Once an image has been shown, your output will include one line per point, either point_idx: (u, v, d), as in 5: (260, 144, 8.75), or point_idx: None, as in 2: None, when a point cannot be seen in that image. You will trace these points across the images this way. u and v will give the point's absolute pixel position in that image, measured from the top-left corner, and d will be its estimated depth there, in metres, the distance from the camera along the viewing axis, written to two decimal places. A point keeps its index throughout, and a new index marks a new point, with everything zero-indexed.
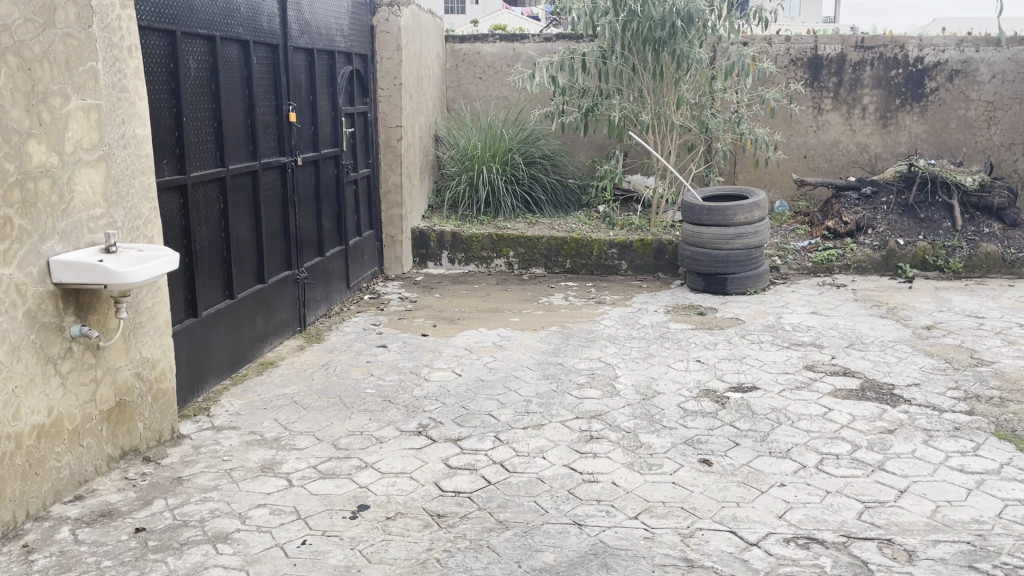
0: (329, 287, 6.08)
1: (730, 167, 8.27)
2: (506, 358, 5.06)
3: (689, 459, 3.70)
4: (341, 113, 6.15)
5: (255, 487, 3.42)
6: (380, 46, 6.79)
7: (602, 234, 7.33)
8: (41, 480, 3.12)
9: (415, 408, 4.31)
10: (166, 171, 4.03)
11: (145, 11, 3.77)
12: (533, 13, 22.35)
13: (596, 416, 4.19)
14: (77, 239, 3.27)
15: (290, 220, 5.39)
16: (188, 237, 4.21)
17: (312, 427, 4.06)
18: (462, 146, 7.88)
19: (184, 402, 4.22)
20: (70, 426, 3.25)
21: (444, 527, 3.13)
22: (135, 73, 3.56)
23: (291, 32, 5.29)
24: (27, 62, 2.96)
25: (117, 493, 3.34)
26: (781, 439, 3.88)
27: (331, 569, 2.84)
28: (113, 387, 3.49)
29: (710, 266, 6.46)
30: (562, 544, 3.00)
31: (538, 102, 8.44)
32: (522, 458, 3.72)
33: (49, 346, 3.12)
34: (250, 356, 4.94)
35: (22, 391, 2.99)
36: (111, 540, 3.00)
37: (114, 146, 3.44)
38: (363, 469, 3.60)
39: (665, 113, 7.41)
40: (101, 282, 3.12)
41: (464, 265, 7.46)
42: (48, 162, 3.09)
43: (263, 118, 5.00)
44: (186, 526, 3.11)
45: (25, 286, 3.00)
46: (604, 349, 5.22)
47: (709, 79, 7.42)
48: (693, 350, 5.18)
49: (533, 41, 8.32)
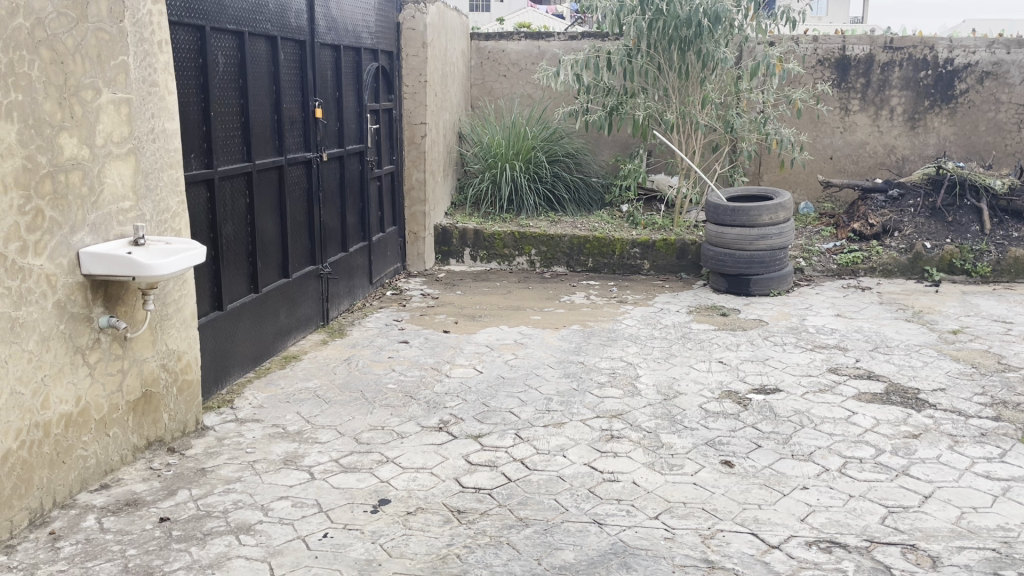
0: (352, 283, 6.12)
1: (755, 167, 8.19)
2: (527, 356, 5.06)
3: (710, 460, 3.68)
4: (366, 110, 6.18)
5: (278, 480, 3.45)
6: (406, 43, 6.81)
7: (624, 233, 7.31)
8: (68, 468, 3.17)
9: (436, 404, 4.32)
10: (195, 165, 4.07)
11: (176, 7, 3.82)
12: (558, 13, 22.10)
13: (617, 415, 4.18)
14: (106, 231, 3.30)
15: (315, 214, 5.42)
16: (214, 230, 4.25)
17: (335, 421, 4.09)
18: (486, 143, 7.89)
19: (209, 394, 4.27)
20: (97, 416, 3.30)
21: (464, 522, 3.14)
22: (165, 67, 3.58)
23: (319, 29, 5.32)
24: (60, 56, 3.01)
25: (142, 482, 3.38)
26: (804, 442, 3.86)
27: (352, 562, 2.86)
28: (140, 378, 3.53)
29: (733, 267, 6.41)
30: (583, 542, 3.00)
31: (561, 101, 8.42)
32: (543, 456, 3.72)
33: (78, 336, 3.17)
34: (274, 349, 4.99)
35: (52, 381, 3.04)
36: (135, 529, 3.04)
37: (143, 139, 3.48)
38: (384, 464, 3.62)
39: (690, 113, 7.36)
40: (130, 274, 3.16)
41: (487, 262, 7.48)
42: (79, 155, 3.14)
43: (289, 113, 5.04)
44: (210, 517, 3.14)
45: (56, 277, 3.05)
46: (626, 349, 5.20)
47: (734, 79, 7.38)
48: (715, 351, 5.15)
49: (558, 40, 8.31)
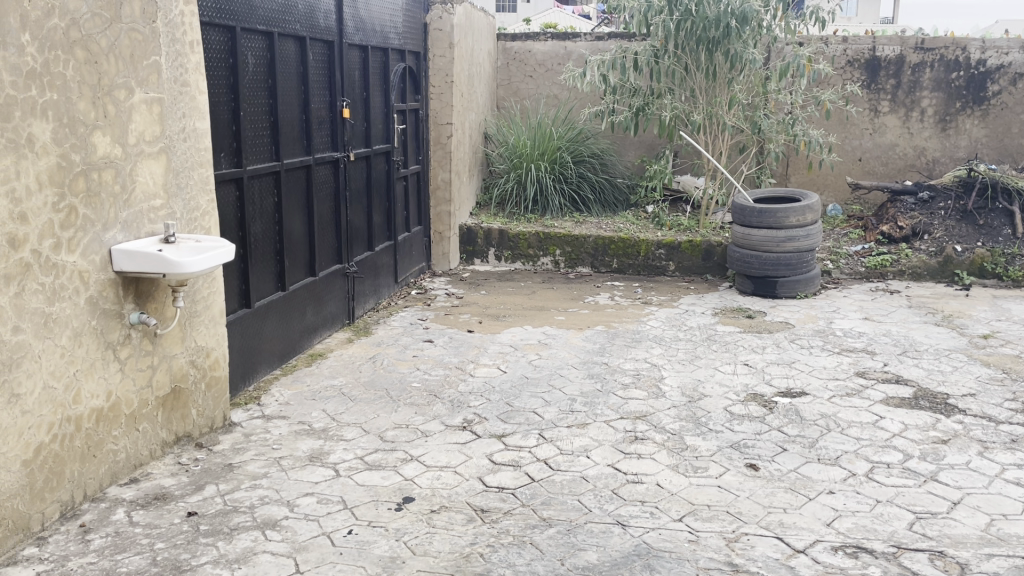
0: (377, 281, 6.15)
1: (783, 169, 8.12)
2: (551, 357, 5.06)
3: (735, 463, 3.66)
4: (393, 110, 6.21)
5: (303, 476, 3.48)
6: (433, 44, 6.84)
7: (649, 234, 7.29)
8: (99, 462, 3.22)
9: (460, 403, 4.34)
10: (225, 164, 4.12)
11: (207, 8, 3.86)
12: (585, 14, 22.06)
13: (641, 416, 4.17)
14: (137, 228, 3.35)
15: (342, 213, 5.46)
16: (243, 229, 4.30)
17: (360, 418, 4.12)
18: (512, 144, 7.91)
19: (236, 391, 4.32)
20: (127, 411, 3.35)
21: (488, 522, 3.15)
22: (196, 68, 3.63)
23: (347, 30, 5.36)
24: (94, 56, 3.06)
25: (170, 477, 3.43)
26: (830, 446, 3.83)
27: (377, 559, 2.88)
28: (169, 373, 3.58)
29: (759, 269, 6.37)
30: (606, 543, 3.00)
31: (587, 101, 8.40)
32: (567, 456, 3.72)
33: (109, 332, 3.22)
34: (301, 347, 5.03)
35: (83, 375, 3.09)
36: (164, 523, 3.08)
37: (175, 138, 3.53)
38: (409, 462, 3.64)
39: (717, 113, 7.32)
40: (160, 271, 3.20)
41: (511, 262, 7.49)
42: (112, 153, 3.19)
43: (317, 113, 5.08)
44: (237, 512, 3.17)
45: (88, 274, 3.09)
46: (650, 350, 5.18)
47: (762, 79, 7.33)
48: (741, 354, 5.11)
49: (584, 40, 8.30)
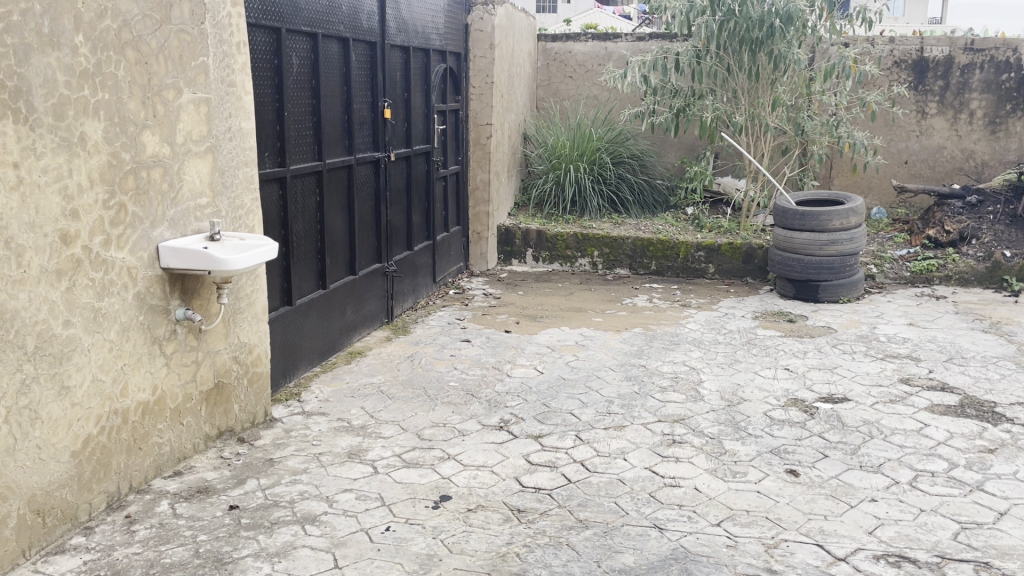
0: (416, 281, 6.19)
1: (826, 171, 8.01)
2: (588, 358, 5.05)
3: (775, 469, 3.61)
4: (433, 111, 6.25)
5: (343, 472, 3.52)
6: (474, 45, 6.86)
7: (689, 236, 7.23)
8: (144, 454, 3.29)
9: (497, 402, 4.35)
10: (269, 164, 4.18)
11: (254, 9, 3.93)
12: (626, 14, 21.97)
13: (679, 420, 4.14)
14: (184, 226, 3.42)
15: (382, 213, 5.51)
16: (286, 228, 4.36)
17: (397, 416, 4.15)
18: (551, 144, 7.90)
19: (277, 387, 4.38)
20: (172, 405, 3.41)
21: (524, 522, 3.16)
22: (243, 68, 3.69)
23: (390, 31, 5.40)
24: (144, 57, 3.13)
25: (213, 470, 3.49)
26: (873, 453, 3.76)
27: (414, 556, 2.90)
28: (213, 369, 3.64)
29: (801, 273, 6.29)
30: (643, 546, 2.99)
31: (628, 102, 8.36)
32: (604, 458, 3.71)
33: (156, 328, 3.29)
34: (340, 345, 5.09)
35: (131, 369, 3.16)
36: (206, 515, 3.13)
37: (221, 138, 3.59)
38: (446, 461, 3.66)
39: (759, 114, 7.24)
40: (206, 269, 3.26)
41: (549, 263, 7.49)
42: (161, 152, 3.25)
43: (359, 113, 5.13)
44: (277, 506, 3.22)
45: (137, 270, 3.16)
46: (689, 353, 5.14)
47: (806, 80, 7.23)
48: (781, 358, 5.05)
49: (625, 40, 8.26)
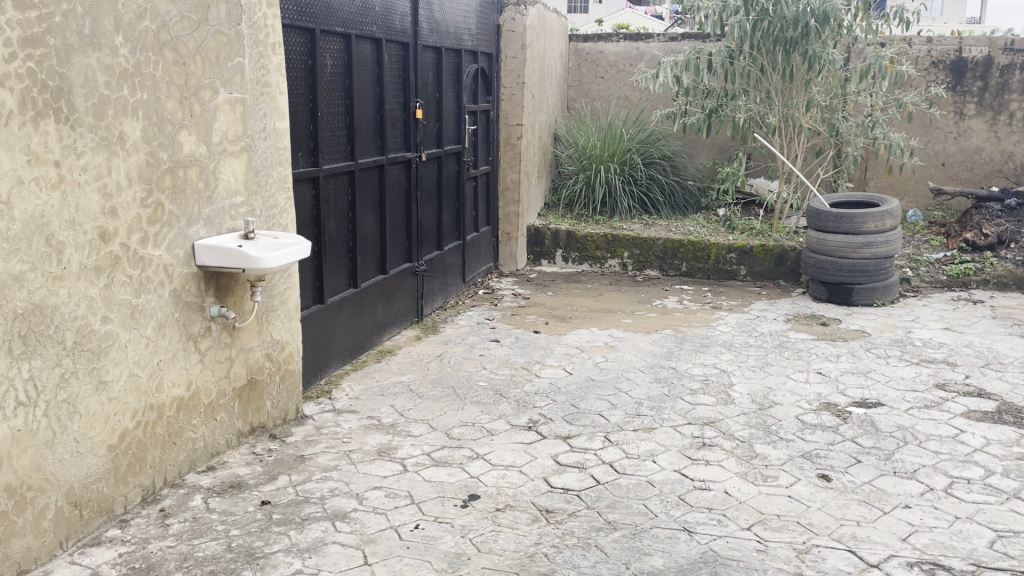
0: (446, 280, 6.22)
1: (861, 173, 7.91)
2: (618, 359, 5.04)
3: (807, 473, 3.58)
4: (465, 111, 6.26)
5: (372, 470, 3.55)
6: (506, 45, 6.88)
7: (720, 238, 7.18)
8: (179, 449, 3.34)
9: (526, 403, 4.36)
10: (302, 164, 4.22)
11: (289, 10, 3.97)
12: (658, 14, 21.87)
13: (710, 422, 4.11)
14: (219, 225, 3.46)
15: (412, 212, 5.54)
16: (318, 227, 4.40)
17: (427, 415, 4.17)
18: (581, 145, 7.89)
19: (308, 385, 4.42)
20: (206, 400, 3.46)
21: (553, 522, 3.16)
22: (278, 69, 3.73)
23: (422, 31, 5.43)
24: (182, 57, 3.18)
25: (246, 466, 3.53)
26: (907, 459, 3.71)
27: (443, 554, 2.91)
28: (246, 365, 3.69)
29: (835, 276, 6.21)
30: (672, 549, 2.97)
31: (659, 102, 8.32)
32: (633, 460, 3.70)
33: (191, 324, 3.34)
34: (371, 344, 5.12)
35: (166, 365, 3.22)
36: (238, 510, 3.17)
37: (256, 138, 3.63)
38: (474, 460, 3.67)
39: (793, 115, 7.16)
40: (240, 267, 3.30)
41: (579, 264, 7.48)
42: (197, 151, 3.30)
43: (390, 113, 5.16)
44: (308, 503, 3.25)
45: (173, 267, 3.21)
46: (719, 356, 5.11)
47: (841, 81, 7.15)
48: (814, 362, 5.00)
49: (657, 40, 8.23)
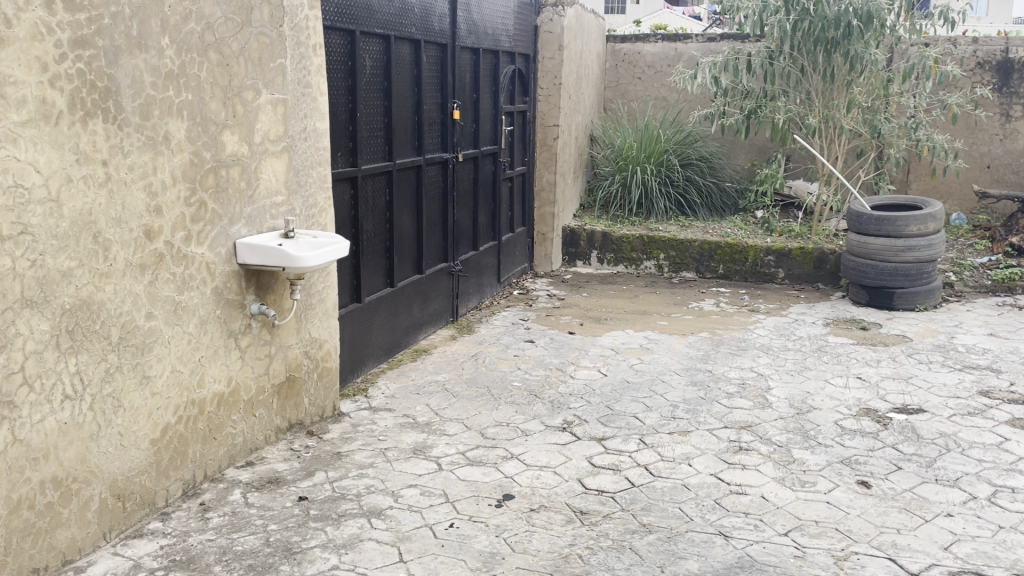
0: (481, 280, 6.24)
1: (903, 175, 7.77)
2: (653, 361, 5.01)
3: (846, 479, 3.53)
4: (502, 112, 6.28)
5: (408, 468, 3.57)
6: (543, 46, 6.88)
7: (758, 240, 7.11)
8: (219, 444, 3.40)
9: (560, 404, 4.35)
10: (341, 164, 4.26)
11: (330, 12, 4.01)
12: (696, 14, 21.71)
13: (746, 426, 4.08)
14: (260, 224, 3.51)
15: (449, 212, 5.56)
16: (356, 226, 4.44)
17: (461, 414, 4.18)
18: (618, 146, 7.86)
19: (345, 383, 4.46)
20: (246, 396, 3.51)
21: (587, 523, 3.15)
22: (318, 70, 3.77)
23: (460, 32, 5.45)
24: (226, 59, 3.23)
25: (283, 462, 3.58)
26: (949, 467, 3.64)
27: (477, 553, 2.92)
28: (285, 363, 3.73)
29: (875, 280, 6.12)
30: (708, 553, 2.95)
31: (697, 103, 8.26)
32: (668, 463, 3.68)
33: (232, 321, 3.39)
34: (406, 343, 5.16)
35: (208, 361, 3.27)
36: (276, 506, 3.21)
37: (297, 138, 3.68)
38: (509, 460, 3.68)
39: (834, 116, 7.07)
40: (281, 265, 3.34)
41: (614, 265, 7.46)
42: (239, 151, 3.35)
43: (428, 114, 5.19)
44: (344, 499, 3.28)
45: (215, 265, 3.26)
46: (757, 359, 5.06)
47: (884, 81, 7.03)
48: (853, 366, 4.93)
49: (696, 41, 8.17)
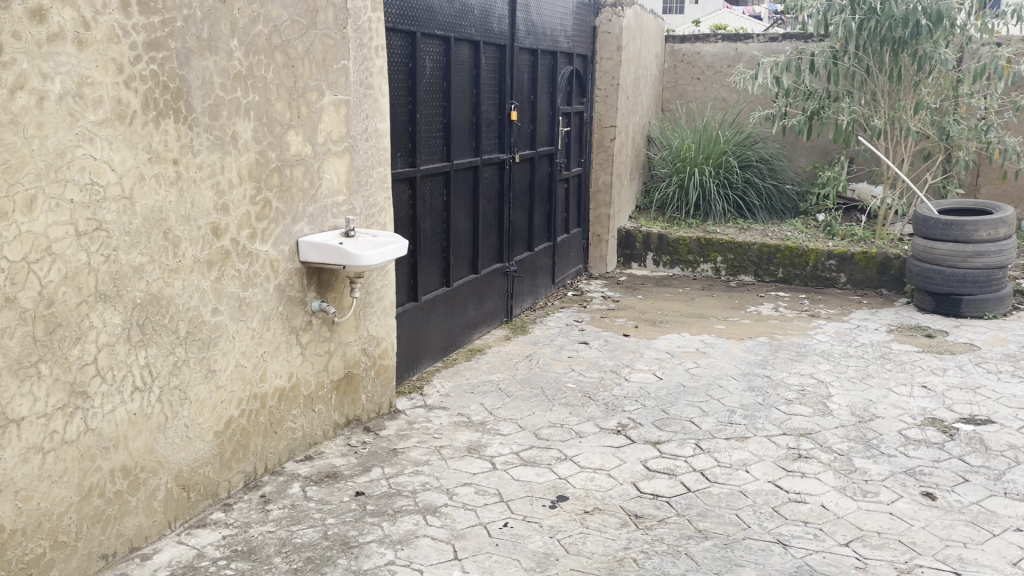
0: (536, 281, 6.24)
1: (971, 179, 7.54)
2: (710, 366, 4.95)
3: (910, 490, 3.44)
4: (558, 113, 6.27)
5: (463, 466, 3.60)
6: (602, 47, 6.86)
7: (819, 244, 6.97)
8: (280, 438, 3.47)
9: (615, 406, 4.33)
10: (400, 164, 4.31)
11: (391, 14, 4.07)
12: (755, 13, 21.37)
13: (806, 433, 4.00)
14: (322, 223, 3.57)
15: (505, 213, 5.58)
16: (414, 226, 4.48)
17: (515, 414, 4.19)
18: (676, 147, 7.78)
19: (401, 380, 4.51)
20: (306, 392, 3.58)
21: (642, 527, 3.13)
22: (380, 71, 3.82)
23: (519, 34, 5.47)
24: (292, 60, 3.29)
25: (341, 457, 3.63)
26: (1020, 480, 3.52)
27: (531, 553, 2.93)
28: (343, 359, 3.79)
29: (942, 286, 5.95)
30: (766, 562, 2.91)
31: (757, 104, 8.13)
32: (725, 469, 3.63)
33: (294, 318, 3.46)
34: (461, 342, 5.19)
35: (270, 356, 3.34)
36: (334, 500, 3.27)
37: (358, 138, 3.73)
38: (563, 461, 3.68)
39: (900, 118, 6.89)
40: (341, 264, 3.40)
41: (670, 267, 7.39)
42: (303, 151, 3.41)
43: (486, 115, 5.21)
44: (400, 495, 3.32)
45: (278, 262, 3.33)
46: (817, 366, 4.96)
47: (953, 82, 6.83)
48: (918, 375, 4.79)
49: (757, 41, 8.05)
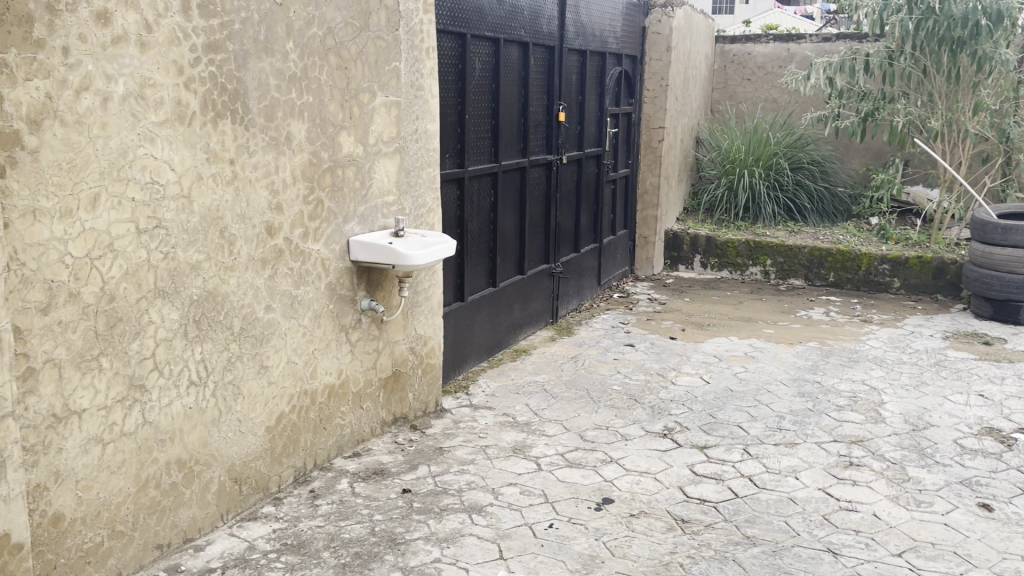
0: (581, 282, 6.23)
1: None
2: (758, 370, 4.89)
3: (966, 501, 3.35)
4: (606, 114, 6.25)
5: (508, 466, 3.61)
6: (651, 47, 6.82)
7: (872, 248, 6.84)
8: (328, 434, 3.52)
9: (661, 409, 4.30)
10: (448, 165, 4.34)
11: (442, 16, 4.10)
12: (807, 12, 21.02)
13: (857, 441, 3.93)
14: (372, 223, 3.62)
15: (551, 214, 5.58)
16: (462, 226, 4.51)
17: (561, 416, 4.19)
18: (725, 149, 7.70)
19: (447, 380, 4.54)
20: (354, 389, 3.63)
21: (688, 532, 3.11)
22: (431, 73, 3.85)
23: (568, 35, 5.46)
24: (345, 62, 3.34)
25: (388, 454, 3.67)
26: None
27: (577, 555, 2.93)
28: (391, 358, 3.83)
29: (1001, 292, 5.79)
30: (815, 570, 2.86)
31: (809, 105, 8.00)
32: (774, 475, 3.58)
33: (344, 316, 3.50)
34: (507, 342, 5.20)
35: (320, 353, 3.39)
36: (381, 496, 3.30)
37: (408, 139, 3.77)
38: (608, 464, 3.66)
39: (958, 119, 6.72)
40: (390, 263, 3.44)
41: (718, 270, 7.32)
42: (355, 152, 3.46)
43: (534, 116, 5.22)
44: (446, 494, 3.34)
45: (329, 261, 3.38)
46: (868, 372, 4.86)
47: (1014, 83, 6.65)
48: (975, 383, 4.67)
49: (810, 41, 7.93)
